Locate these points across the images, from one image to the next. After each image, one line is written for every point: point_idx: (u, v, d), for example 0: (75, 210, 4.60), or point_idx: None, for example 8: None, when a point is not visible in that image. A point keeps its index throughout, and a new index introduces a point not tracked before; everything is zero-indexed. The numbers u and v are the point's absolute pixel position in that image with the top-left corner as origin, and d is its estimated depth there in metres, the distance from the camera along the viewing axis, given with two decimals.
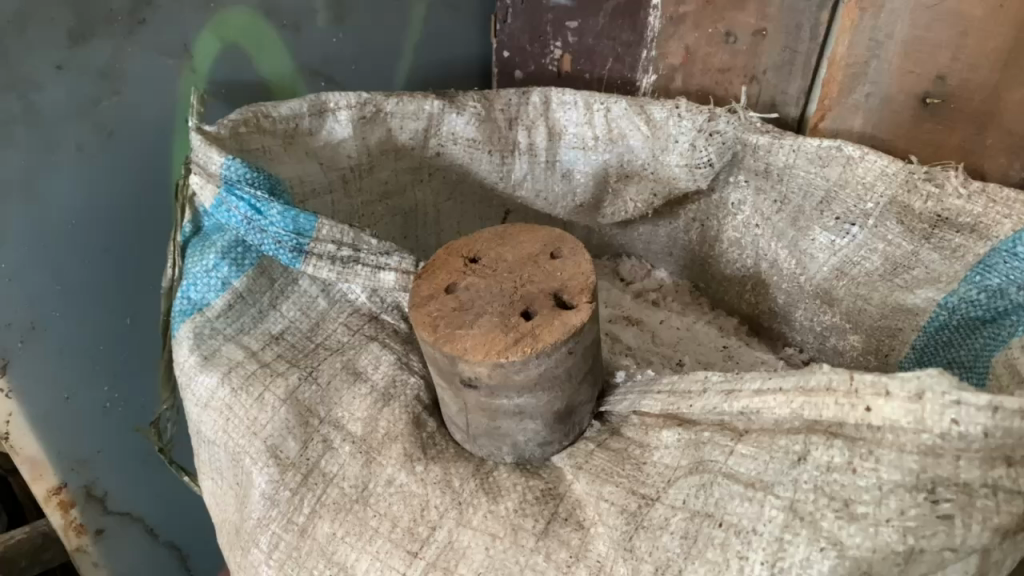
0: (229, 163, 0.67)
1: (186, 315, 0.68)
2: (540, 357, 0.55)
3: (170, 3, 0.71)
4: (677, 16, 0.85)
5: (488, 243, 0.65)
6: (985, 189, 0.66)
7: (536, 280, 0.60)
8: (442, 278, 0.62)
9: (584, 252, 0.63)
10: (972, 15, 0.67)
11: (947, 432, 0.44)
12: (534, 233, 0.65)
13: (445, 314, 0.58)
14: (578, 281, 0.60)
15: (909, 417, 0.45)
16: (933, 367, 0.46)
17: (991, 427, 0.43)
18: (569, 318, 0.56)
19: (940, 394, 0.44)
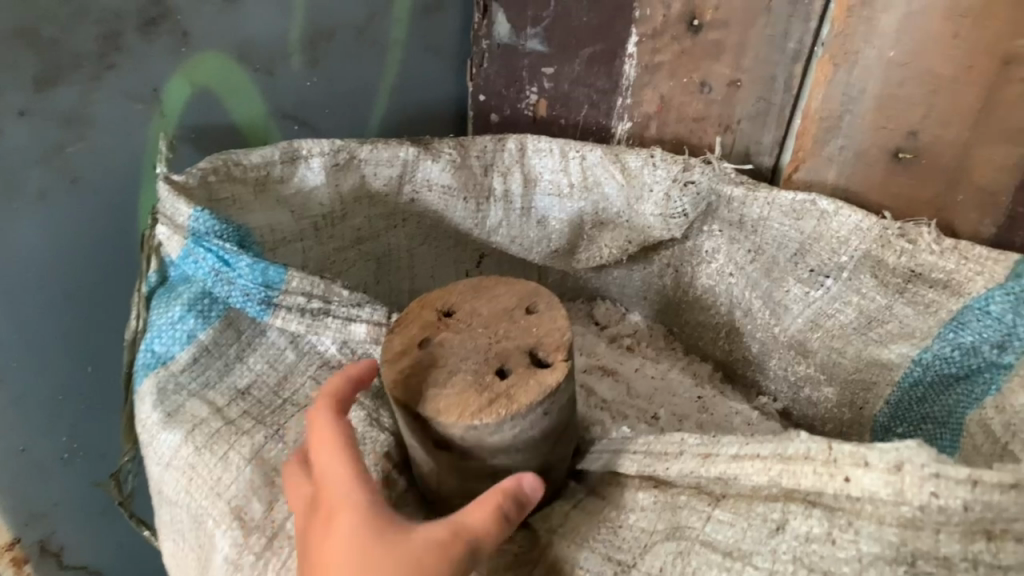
0: (197, 215, 0.67)
1: (150, 369, 0.67)
2: (516, 419, 0.53)
3: (140, 48, 0.69)
4: (652, 65, 0.85)
5: (461, 296, 0.63)
6: (957, 246, 0.68)
7: (511, 336, 0.59)
8: (415, 332, 0.61)
9: (559, 307, 0.61)
10: (943, 73, 0.68)
11: (927, 505, 0.44)
12: (510, 287, 0.64)
13: (418, 372, 0.56)
14: (552, 337, 0.58)
15: (888, 488, 0.45)
16: (912, 439, 0.46)
17: (971, 501, 0.43)
18: (544, 379, 0.55)
19: (919, 466, 0.44)
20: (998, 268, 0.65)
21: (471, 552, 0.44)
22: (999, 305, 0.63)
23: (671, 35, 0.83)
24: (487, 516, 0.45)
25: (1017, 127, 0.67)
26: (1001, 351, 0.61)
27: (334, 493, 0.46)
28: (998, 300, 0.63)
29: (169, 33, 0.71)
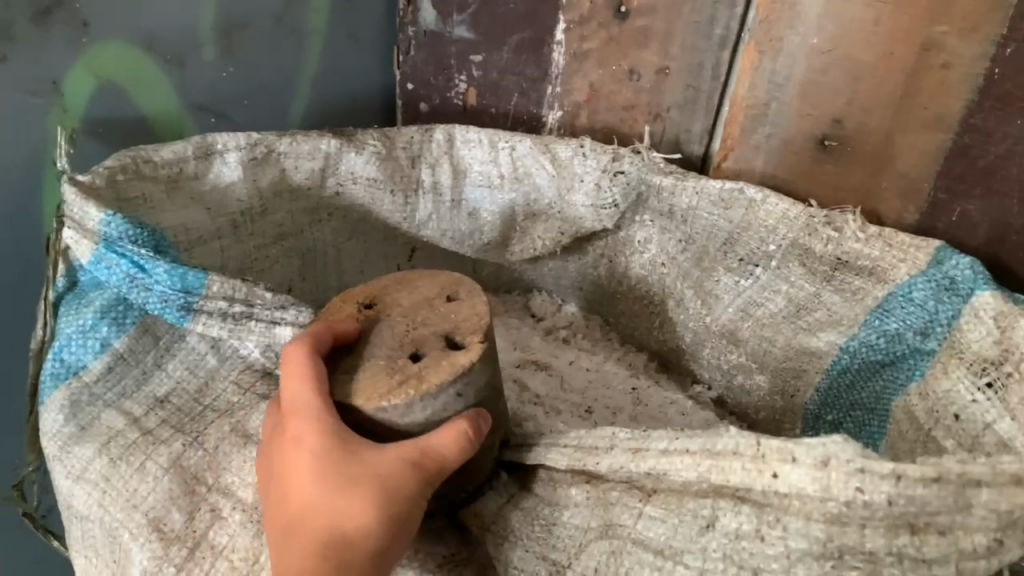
0: (109, 220, 0.63)
1: (60, 380, 0.63)
2: (425, 400, 0.52)
3: (36, 39, 0.66)
4: (580, 53, 0.84)
5: (386, 287, 0.61)
6: (881, 234, 0.68)
7: (429, 322, 0.57)
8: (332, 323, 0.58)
9: (481, 294, 0.60)
10: (864, 60, 0.69)
11: (852, 501, 0.43)
12: (436, 276, 0.62)
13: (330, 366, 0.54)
14: (471, 321, 0.57)
15: (815, 484, 0.44)
16: (838, 434, 0.45)
17: (894, 495, 0.42)
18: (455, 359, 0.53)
19: (845, 462, 0.44)
20: (920, 255, 0.66)
21: (434, 471, 0.50)
22: (921, 291, 0.63)
23: (598, 22, 0.81)
24: (454, 444, 0.50)
25: (938, 112, 0.67)
26: (924, 338, 0.62)
27: (308, 415, 0.50)
28: (921, 287, 0.63)
29: (66, 23, 0.68)
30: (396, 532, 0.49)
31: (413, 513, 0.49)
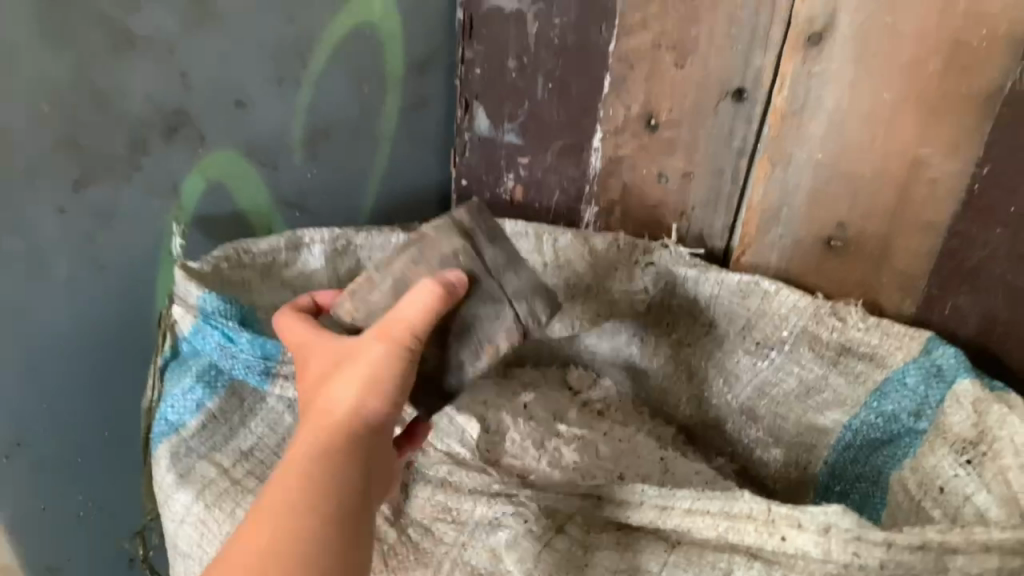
0: (206, 296, 0.74)
1: (164, 436, 0.74)
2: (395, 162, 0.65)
3: (161, 152, 0.78)
4: (615, 158, 0.94)
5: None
6: (879, 323, 0.78)
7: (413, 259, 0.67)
8: None
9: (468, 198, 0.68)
10: (863, 174, 0.81)
11: (849, 564, 0.56)
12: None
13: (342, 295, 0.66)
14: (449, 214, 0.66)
15: (818, 548, 0.57)
16: (838, 504, 0.57)
17: (886, 559, 0.55)
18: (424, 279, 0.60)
19: (844, 530, 0.56)
20: (914, 343, 0.76)
21: (402, 324, 0.56)
22: (914, 377, 0.73)
23: (631, 132, 0.92)
24: (415, 300, 0.56)
25: (927, 219, 0.80)
26: (917, 418, 0.71)
27: (311, 334, 0.61)
28: (913, 372, 0.73)
29: (188, 137, 0.79)
30: (378, 401, 0.55)
31: (392, 379, 0.56)
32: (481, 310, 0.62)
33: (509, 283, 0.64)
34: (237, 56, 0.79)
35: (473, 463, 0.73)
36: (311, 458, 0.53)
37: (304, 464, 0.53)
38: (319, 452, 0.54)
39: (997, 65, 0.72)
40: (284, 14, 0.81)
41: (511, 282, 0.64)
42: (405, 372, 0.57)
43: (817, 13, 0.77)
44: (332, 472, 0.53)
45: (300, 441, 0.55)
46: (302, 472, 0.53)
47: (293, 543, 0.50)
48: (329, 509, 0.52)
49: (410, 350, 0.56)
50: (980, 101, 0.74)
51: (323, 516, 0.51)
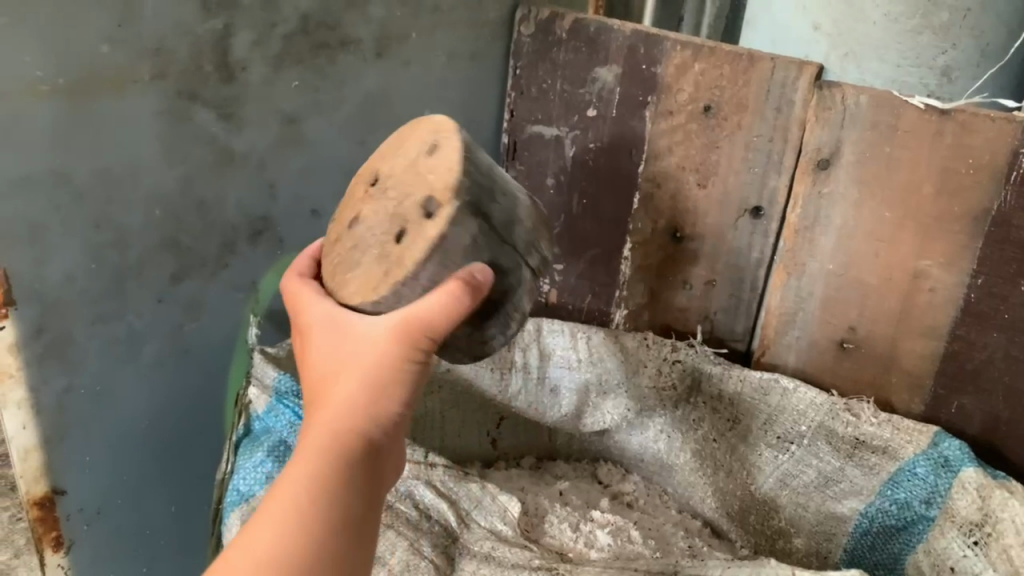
0: (282, 378, 0.84)
1: (235, 505, 0.79)
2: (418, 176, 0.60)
3: (248, 253, 0.88)
4: (643, 266, 1.04)
5: (384, 160, 0.65)
6: (890, 419, 0.88)
7: (385, 191, 0.63)
8: (351, 209, 0.66)
9: (456, 137, 0.61)
10: (870, 283, 0.91)
11: None
12: (419, 130, 0.65)
13: (341, 258, 0.63)
14: (440, 174, 0.59)
15: None
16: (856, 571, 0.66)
17: None
18: (427, 232, 0.58)
19: None
20: (923, 437, 0.85)
21: (416, 319, 0.55)
22: (923, 467, 0.83)
23: (657, 243, 1.03)
24: (442, 295, 0.55)
25: (930, 325, 0.88)
26: (928, 506, 0.82)
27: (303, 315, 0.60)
28: (923, 463, 0.83)
29: (269, 241, 0.90)
30: (380, 398, 0.54)
31: (396, 377, 0.55)
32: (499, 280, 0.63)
33: (519, 233, 0.64)
34: (315, 172, 0.91)
35: (514, 540, 0.80)
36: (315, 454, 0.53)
37: (306, 462, 0.52)
38: (321, 448, 0.52)
39: (982, 192, 0.82)
40: (357, 137, 0.94)
41: (519, 221, 0.64)
42: (412, 368, 0.55)
43: (823, 144, 0.89)
44: (335, 469, 0.52)
45: (305, 438, 0.54)
46: (312, 457, 0.52)
47: (300, 538, 0.49)
48: (333, 504, 0.51)
49: (416, 346, 0.55)
50: (970, 222, 0.83)
51: (327, 511, 0.51)
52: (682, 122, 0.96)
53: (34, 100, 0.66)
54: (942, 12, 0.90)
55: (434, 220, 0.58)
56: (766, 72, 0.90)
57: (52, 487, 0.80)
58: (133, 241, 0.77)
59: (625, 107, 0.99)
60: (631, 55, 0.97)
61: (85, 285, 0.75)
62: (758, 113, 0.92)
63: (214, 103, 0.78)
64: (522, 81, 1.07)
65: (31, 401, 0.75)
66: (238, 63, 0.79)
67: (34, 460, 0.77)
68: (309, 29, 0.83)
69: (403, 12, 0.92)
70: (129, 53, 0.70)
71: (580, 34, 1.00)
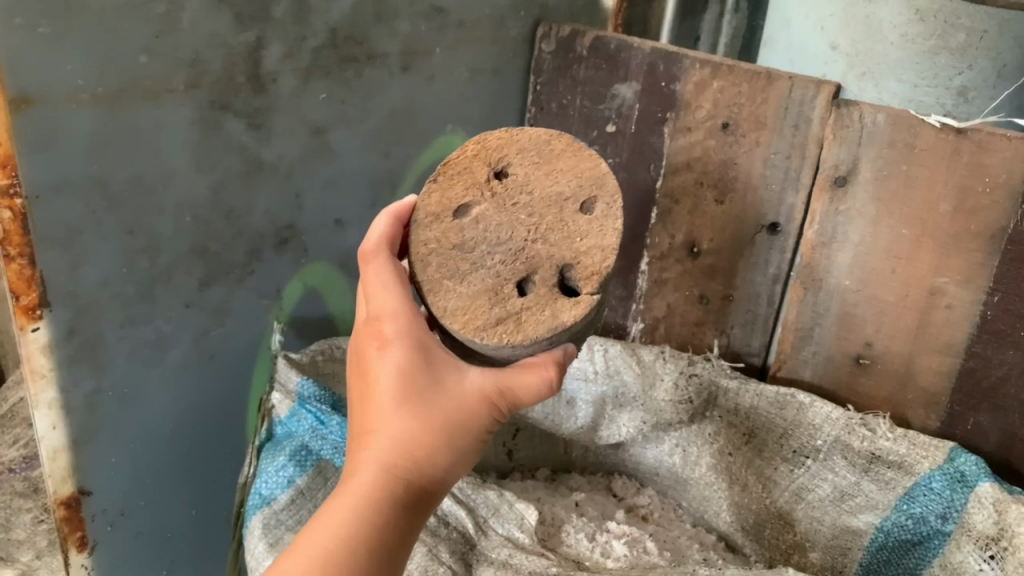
0: (304, 383, 0.85)
1: (257, 508, 0.80)
2: (578, 233, 0.66)
3: (274, 261, 0.90)
4: (660, 280, 1.06)
5: (521, 161, 0.70)
6: (906, 434, 0.88)
7: (517, 204, 0.68)
8: (458, 191, 0.69)
9: (616, 211, 0.68)
10: (887, 300, 0.92)
11: None
12: (578, 163, 0.69)
13: (440, 249, 0.66)
14: (591, 258, 0.65)
15: None
16: None
17: None
18: (558, 313, 0.63)
19: None
20: (939, 452, 0.86)
21: (511, 397, 0.62)
22: (940, 482, 0.84)
23: (675, 258, 1.04)
24: (542, 378, 0.61)
25: (946, 342, 0.89)
26: (944, 521, 0.83)
27: (385, 325, 0.62)
28: (939, 478, 0.84)
29: (294, 249, 0.92)
30: (450, 457, 0.61)
31: (464, 439, 0.62)
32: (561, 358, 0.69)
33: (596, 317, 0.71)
34: (340, 184, 0.93)
35: (531, 547, 0.80)
36: (379, 489, 0.58)
37: (371, 494, 0.58)
38: (389, 489, 0.59)
39: (999, 210, 0.83)
40: (381, 149, 0.95)
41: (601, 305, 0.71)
42: (480, 435, 0.63)
43: (840, 161, 0.91)
44: (394, 510, 0.58)
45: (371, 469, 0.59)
46: (383, 495, 0.58)
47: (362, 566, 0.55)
48: (386, 542, 0.57)
49: (493, 418, 0.63)
50: (987, 240, 0.84)
51: (381, 548, 0.57)
52: (701, 139, 0.98)
53: (75, 107, 0.68)
54: (959, 33, 0.91)
55: (572, 300, 0.64)
56: (785, 90, 0.92)
57: (78, 489, 0.81)
58: (164, 247, 0.79)
59: (644, 123, 1.01)
60: (650, 73, 0.99)
61: (116, 290, 0.77)
62: (776, 130, 0.93)
63: (245, 113, 0.80)
64: (542, 97, 1.09)
65: (61, 401, 0.76)
66: (269, 74, 0.81)
67: (61, 461, 0.79)
68: (337, 44, 0.85)
69: (429, 27, 0.94)
70: (166, 64, 0.73)
71: (601, 52, 1.02)
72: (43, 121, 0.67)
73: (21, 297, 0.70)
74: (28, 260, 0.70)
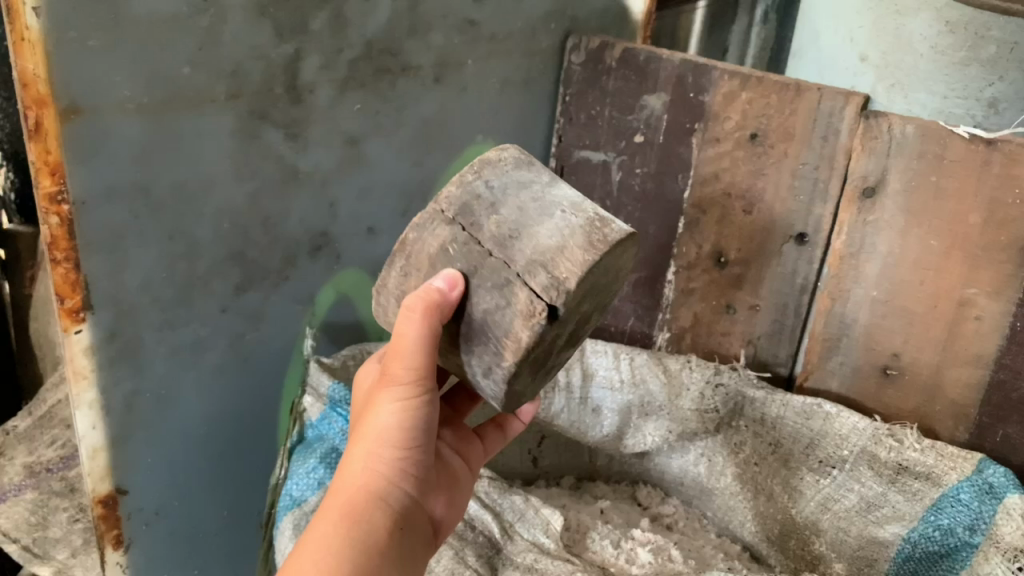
0: (335, 387, 0.87)
1: (289, 509, 0.82)
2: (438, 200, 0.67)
3: (307, 268, 0.92)
4: (687, 289, 1.06)
5: None
6: (933, 445, 0.89)
7: None
8: None
9: (474, 176, 0.67)
10: (915, 310, 0.92)
11: None
12: None
13: None
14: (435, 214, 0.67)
15: None
16: None
17: None
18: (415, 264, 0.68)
19: None
20: (967, 464, 0.86)
21: (404, 353, 0.62)
22: (968, 494, 0.84)
23: (702, 268, 1.04)
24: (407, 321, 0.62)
25: (976, 353, 0.89)
26: (972, 532, 0.83)
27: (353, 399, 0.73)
28: (967, 489, 0.84)
29: (327, 256, 0.94)
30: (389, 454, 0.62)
31: (396, 424, 0.63)
32: (483, 300, 0.64)
33: (518, 253, 0.63)
34: (373, 192, 0.95)
35: (556, 553, 0.81)
36: (334, 506, 0.60)
37: (335, 511, 0.60)
38: (346, 503, 0.60)
39: None
40: (413, 159, 0.97)
41: (524, 242, 0.63)
42: (408, 415, 0.63)
43: (869, 172, 0.91)
44: (359, 518, 0.59)
45: (330, 496, 0.62)
46: (341, 508, 0.60)
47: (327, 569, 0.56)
48: (352, 546, 0.57)
49: (406, 387, 0.63)
50: (1018, 251, 0.84)
51: (352, 557, 0.57)
52: (728, 149, 0.98)
53: (121, 116, 0.71)
54: (989, 45, 0.91)
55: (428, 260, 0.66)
56: (813, 102, 0.92)
57: (115, 487, 0.83)
58: (202, 252, 0.81)
59: (672, 134, 1.01)
60: (679, 84, 0.99)
61: (155, 294, 0.79)
62: (804, 141, 0.94)
63: (283, 123, 0.83)
64: (570, 108, 1.10)
65: (101, 402, 0.79)
66: (306, 85, 0.83)
67: (101, 459, 0.81)
68: (373, 55, 0.87)
69: (462, 39, 0.95)
70: (208, 75, 0.75)
71: (630, 63, 1.03)
72: (90, 129, 0.69)
73: (66, 300, 0.73)
74: (73, 264, 0.72)
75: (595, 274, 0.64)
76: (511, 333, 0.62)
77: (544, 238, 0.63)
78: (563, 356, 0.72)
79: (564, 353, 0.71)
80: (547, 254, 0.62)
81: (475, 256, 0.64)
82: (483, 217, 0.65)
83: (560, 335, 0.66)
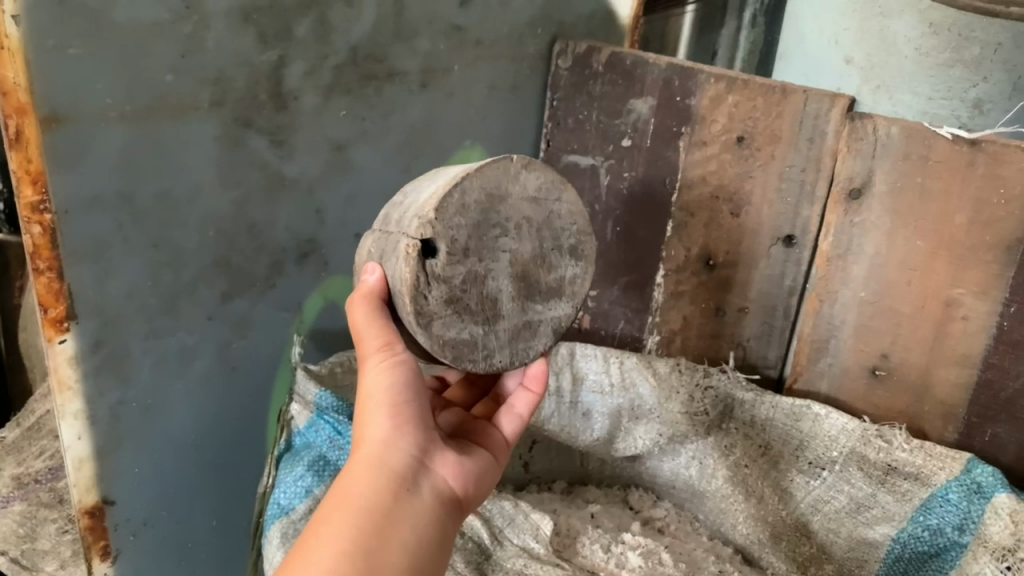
0: (322, 395, 0.87)
1: (276, 517, 0.81)
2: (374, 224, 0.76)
3: (295, 275, 0.92)
4: (676, 293, 1.05)
5: None
6: (922, 445, 0.89)
7: None
8: None
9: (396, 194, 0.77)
10: (903, 311, 0.92)
11: None
12: None
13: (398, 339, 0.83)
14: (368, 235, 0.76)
15: None
16: None
17: None
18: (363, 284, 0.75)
19: None
20: (955, 464, 0.86)
21: (365, 331, 0.66)
22: (956, 493, 0.84)
23: (690, 271, 1.04)
24: (361, 311, 0.67)
25: (963, 353, 0.89)
26: (961, 532, 0.83)
27: None
28: (956, 489, 0.84)
29: (315, 263, 0.93)
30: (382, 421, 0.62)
31: (380, 388, 0.63)
32: (389, 267, 0.68)
33: (404, 218, 0.68)
34: (360, 198, 0.95)
35: (547, 557, 0.82)
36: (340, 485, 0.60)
37: (339, 486, 0.59)
38: (349, 477, 0.60)
39: (1014, 221, 0.83)
40: (400, 164, 0.97)
41: (409, 207, 0.69)
42: (390, 376, 0.63)
43: (855, 173, 0.91)
44: (363, 484, 0.59)
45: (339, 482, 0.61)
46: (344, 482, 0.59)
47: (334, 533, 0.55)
48: (356, 508, 0.57)
49: (382, 355, 0.64)
50: (1002, 250, 0.84)
51: (355, 517, 0.56)
52: (715, 152, 0.98)
53: (103, 125, 0.71)
54: (973, 46, 0.92)
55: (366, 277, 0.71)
56: (799, 104, 0.93)
57: (102, 497, 0.83)
58: (188, 261, 0.81)
59: (660, 137, 1.01)
60: (666, 88, 0.99)
61: (141, 303, 0.79)
62: (791, 144, 0.94)
63: (268, 130, 0.83)
64: (559, 112, 1.09)
65: (86, 411, 0.78)
66: (292, 92, 0.83)
67: (87, 469, 0.80)
68: (359, 61, 0.88)
69: (448, 45, 0.95)
70: (191, 82, 0.75)
71: (616, 67, 1.03)
72: (72, 138, 0.69)
73: (49, 309, 0.73)
74: (56, 273, 0.72)
75: (472, 204, 0.67)
76: (402, 277, 0.65)
77: (422, 197, 0.68)
78: (542, 310, 0.72)
79: (533, 304, 0.71)
80: (421, 203, 0.67)
81: (382, 242, 0.71)
82: (392, 211, 0.72)
83: (484, 277, 0.68)
